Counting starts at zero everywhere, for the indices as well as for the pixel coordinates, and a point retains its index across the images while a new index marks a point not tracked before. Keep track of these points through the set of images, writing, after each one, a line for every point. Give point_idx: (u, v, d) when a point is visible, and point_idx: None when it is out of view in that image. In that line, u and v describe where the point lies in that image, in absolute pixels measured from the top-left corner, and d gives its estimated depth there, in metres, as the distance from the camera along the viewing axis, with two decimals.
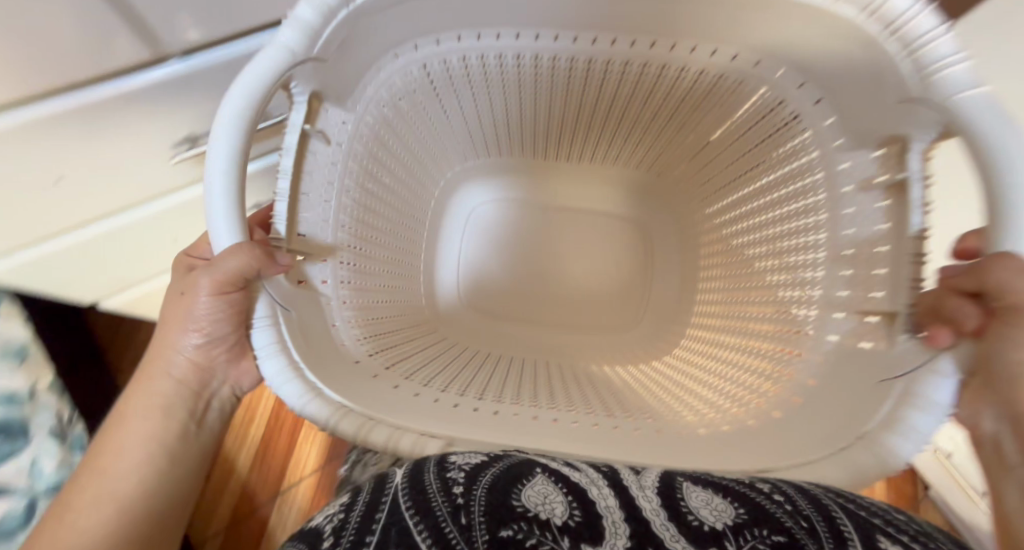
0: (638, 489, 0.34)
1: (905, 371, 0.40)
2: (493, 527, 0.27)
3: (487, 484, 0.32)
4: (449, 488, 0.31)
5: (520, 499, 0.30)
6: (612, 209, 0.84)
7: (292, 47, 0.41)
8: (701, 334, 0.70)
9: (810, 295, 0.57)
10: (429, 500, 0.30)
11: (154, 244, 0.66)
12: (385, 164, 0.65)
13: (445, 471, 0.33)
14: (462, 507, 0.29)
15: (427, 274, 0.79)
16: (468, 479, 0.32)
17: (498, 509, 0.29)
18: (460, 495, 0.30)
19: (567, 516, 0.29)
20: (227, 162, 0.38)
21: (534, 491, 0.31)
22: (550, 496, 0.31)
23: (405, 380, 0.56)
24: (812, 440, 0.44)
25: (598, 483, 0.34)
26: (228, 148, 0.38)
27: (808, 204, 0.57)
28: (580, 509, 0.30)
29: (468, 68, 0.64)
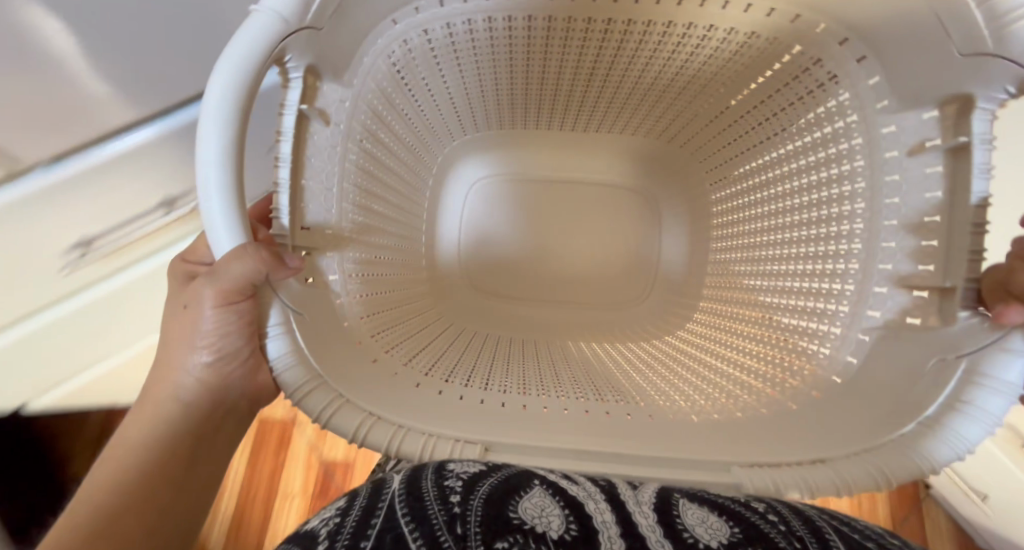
0: (634, 504, 0.30)
1: (968, 350, 0.38)
2: (490, 538, 0.23)
3: (484, 495, 0.29)
4: (445, 496, 0.28)
5: (516, 511, 0.26)
6: (618, 180, 0.79)
7: (284, 13, 0.36)
8: (721, 312, 0.66)
9: (843, 269, 0.53)
10: (426, 507, 0.27)
11: (85, 339, 0.62)
12: (385, 142, 0.59)
13: (441, 480, 0.31)
14: (458, 517, 0.26)
15: (428, 228, 0.74)
16: (464, 489, 0.29)
17: (493, 522, 0.25)
18: (456, 504, 0.27)
19: (564, 529, 0.25)
20: (218, 154, 0.33)
21: (531, 503, 0.28)
22: (547, 509, 0.27)
23: (427, 375, 0.53)
24: (864, 426, 0.42)
25: (595, 497, 0.31)
26: (218, 137, 0.33)
27: (842, 171, 0.54)
28: (576, 522, 0.26)
29: (473, 33, 0.58)
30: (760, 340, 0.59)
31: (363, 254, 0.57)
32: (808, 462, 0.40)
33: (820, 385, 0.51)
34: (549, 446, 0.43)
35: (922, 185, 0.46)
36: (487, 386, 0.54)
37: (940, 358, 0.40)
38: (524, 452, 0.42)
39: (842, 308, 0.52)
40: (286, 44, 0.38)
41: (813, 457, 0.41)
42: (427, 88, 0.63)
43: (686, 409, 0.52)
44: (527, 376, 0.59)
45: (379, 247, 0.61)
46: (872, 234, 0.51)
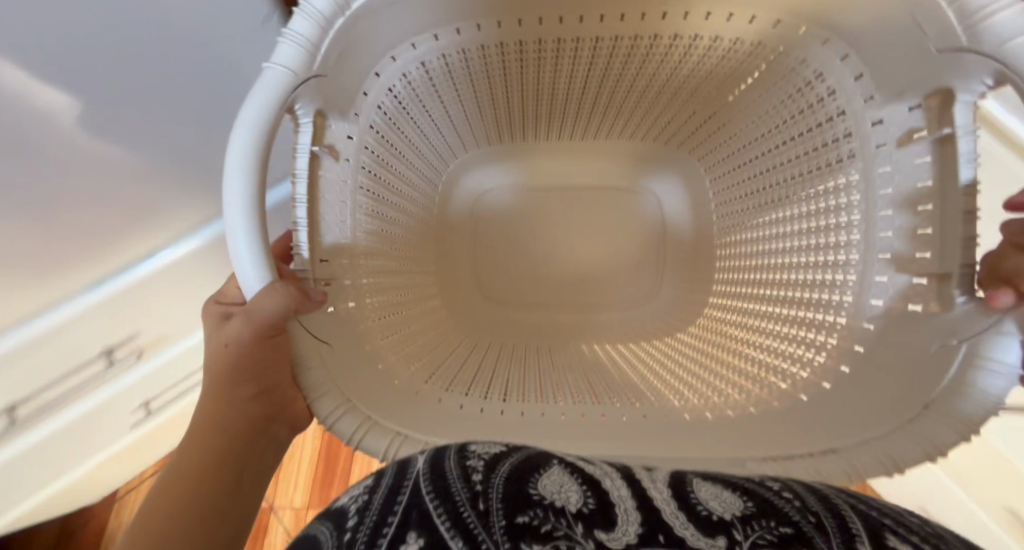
0: (652, 484, 0.31)
1: (967, 336, 0.39)
2: (511, 514, 0.23)
3: (506, 473, 0.29)
4: (467, 476, 0.28)
5: (536, 488, 0.26)
6: (620, 183, 0.79)
7: (293, 67, 0.40)
8: (728, 307, 0.67)
9: (844, 259, 0.55)
10: (449, 485, 0.27)
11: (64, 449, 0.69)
12: (392, 167, 0.62)
13: (463, 459, 0.30)
14: (480, 494, 0.26)
15: (445, 182, 0.77)
16: (485, 468, 0.29)
17: (513, 498, 0.25)
18: (478, 482, 0.27)
19: (583, 503, 0.25)
20: (245, 200, 0.36)
21: (550, 480, 0.28)
22: (565, 486, 0.27)
23: (448, 390, 0.56)
24: (867, 414, 0.44)
25: (613, 476, 0.31)
26: (243, 185, 0.35)
27: (836, 163, 0.55)
28: (594, 498, 0.26)
29: (467, 61, 0.61)
30: (768, 332, 0.60)
31: (378, 277, 0.59)
32: (817, 453, 0.42)
33: (829, 375, 0.51)
34: (567, 453, 0.45)
35: (912, 175, 0.48)
36: (505, 397, 0.57)
37: (942, 344, 0.42)
38: None
39: (845, 298, 0.54)
40: (297, 95, 0.42)
41: (822, 448, 0.43)
42: (429, 115, 0.66)
43: (699, 407, 0.54)
44: (543, 384, 0.61)
45: (393, 269, 0.63)
46: (868, 225, 0.53)
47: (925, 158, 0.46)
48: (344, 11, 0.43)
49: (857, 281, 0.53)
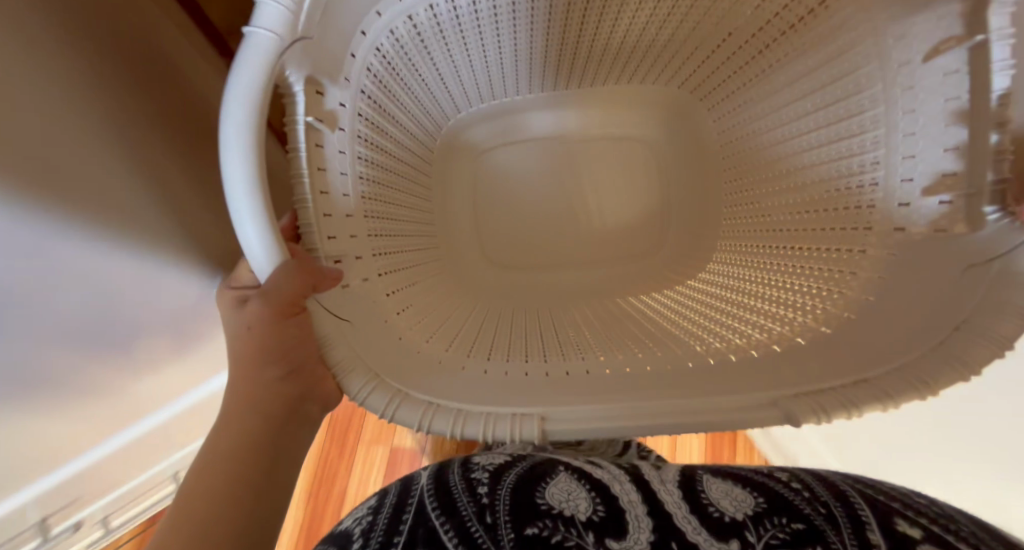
0: (658, 483, 0.34)
1: (995, 256, 0.41)
2: (519, 526, 0.28)
3: (511, 484, 0.34)
4: (473, 489, 0.34)
5: (544, 497, 0.31)
6: (623, 131, 0.75)
7: (278, 30, 0.37)
8: (739, 249, 0.65)
9: (866, 187, 0.53)
10: (455, 501, 0.33)
11: None
12: (385, 133, 0.59)
13: (468, 474, 0.37)
14: (487, 507, 0.31)
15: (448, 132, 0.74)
16: (490, 480, 0.35)
17: (519, 510, 0.30)
18: (484, 495, 0.33)
19: (591, 513, 0.29)
20: (246, 177, 0.34)
21: (557, 488, 0.32)
22: (574, 493, 0.32)
23: (471, 357, 0.56)
24: (896, 342, 0.44)
25: (620, 479, 0.35)
26: (242, 162, 0.34)
27: (855, 85, 0.52)
28: (603, 504, 0.30)
29: (456, 10, 0.58)
30: (784, 271, 0.58)
31: (387, 249, 0.58)
32: (849, 384, 0.42)
33: (852, 306, 0.50)
34: (597, 409, 0.45)
35: (939, 91, 0.46)
36: (527, 358, 0.57)
37: (969, 264, 0.42)
38: (576, 420, 0.45)
39: (865, 228, 0.53)
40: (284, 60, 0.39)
41: (853, 378, 0.42)
42: (422, 76, 0.62)
43: (722, 350, 0.54)
44: (562, 341, 0.62)
45: (399, 238, 0.62)
46: (891, 148, 0.50)
47: (957, 71, 0.44)
48: None
49: (880, 208, 0.51)
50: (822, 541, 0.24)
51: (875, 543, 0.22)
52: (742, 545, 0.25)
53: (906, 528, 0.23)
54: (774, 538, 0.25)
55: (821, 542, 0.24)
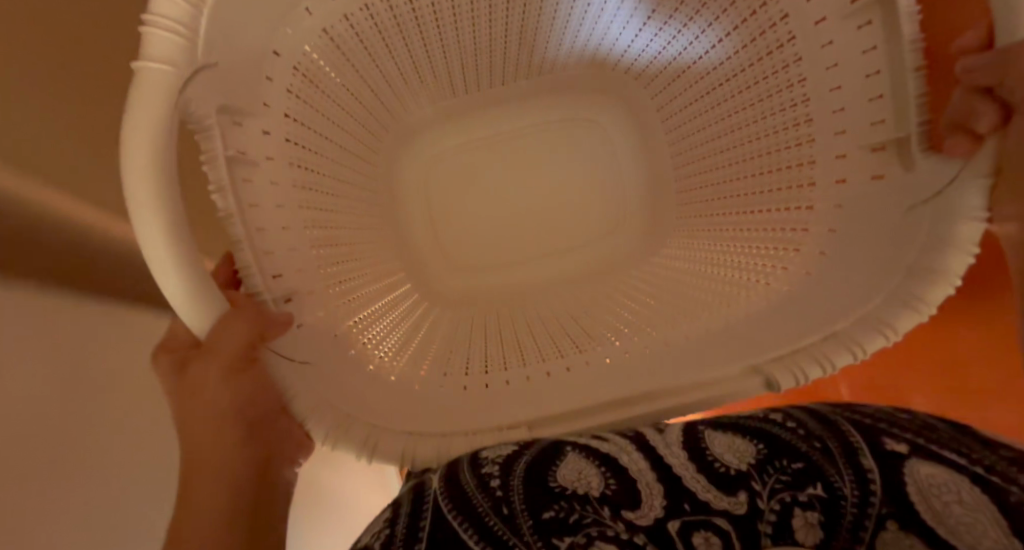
0: (664, 447, 0.36)
1: (932, 195, 0.42)
2: (537, 511, 0.30)
3: (523, 472, 0.34)
4: (484, 484, 0.33)
5: (557, 479, 0.33)
6: (563, 116, 0.74)
7: (170, 62, 0.34)
8: (693, 221, 0.66)
9: (804, 144, 0.54)
10: (470, 498, 0.31)
11: None
12: (319, 156, 0.56)
13: (479, 470, 0.35)
14: (502, 499, 0.31)
15: (392, 142, 0.71)
16: (501, 471, 0.34)
17: (538, 490, 0.32)
18: (496, 488, 0.32)
19: (604, 487, 0.33)
20: (161, 228, 0.30)
21: (569, 468, 0.34)
22: (585, 471, 0.34)
23: (450, 373, 0.54)
24: (848, 293, 0.46)
25: (627, 448, 0.36)
26: (153, 212, 0.30)
27: (778, 50, 0.54)
28: (614, 478, 0.33)
29: (376, 20, 0.56)
30: (738, 236, 0.60)
31: (342, 278, 0.55)
32: (819, 338, 0.45)
33: (809, 262, 0.52)
34: (583, 406, 0.47)
35: (851, 46, 0.47)
36: (505, 365, 0.56)
37: (908, 207, 0.44)
38: (563, 421, 0.46)
39: (811, 186, 0.54)
40: (186, 96, 0.36)
41: (822, 333, 0.45)
42: (345, 89, 0.58)
43: (695, 323, 0.56)
44: (539, 340, 0.61)
45: (353, 263, 0.58)
46: (820, 104, 0.52)
47: (868, 23, 0.45)
48: None
49: (818, 164, 0.53)
50: (822, 478, 0.29)
51: (869, 468, 0.28)
52: (750, 495, 0.31)
53: (893, 446, 0.28)
54: (778, 484, 0.30)
55: (822, 479, 0.29)
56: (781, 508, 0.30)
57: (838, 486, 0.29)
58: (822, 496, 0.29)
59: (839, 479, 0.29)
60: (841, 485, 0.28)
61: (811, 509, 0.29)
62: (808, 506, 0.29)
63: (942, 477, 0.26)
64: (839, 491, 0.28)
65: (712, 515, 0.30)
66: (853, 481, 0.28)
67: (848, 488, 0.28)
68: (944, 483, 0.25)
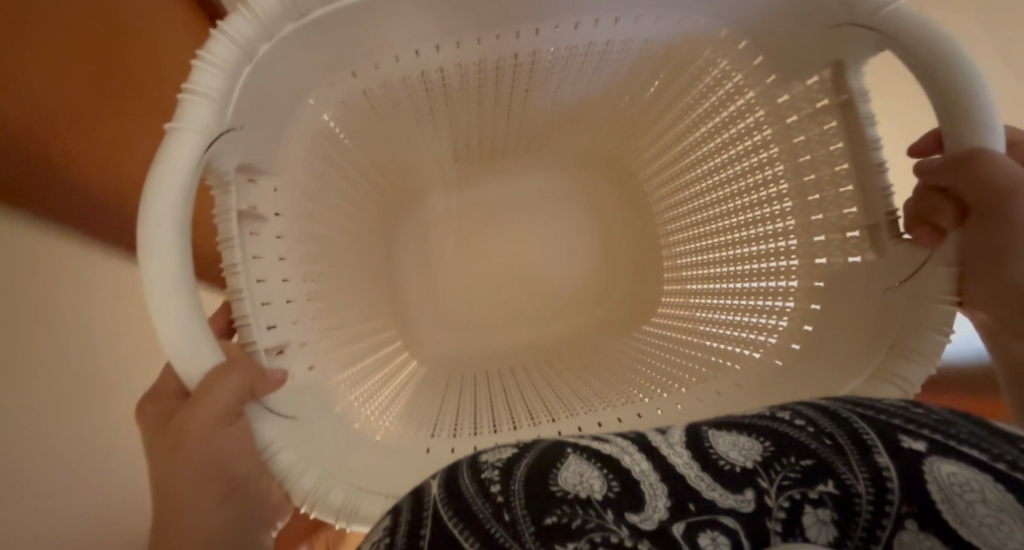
0: (667, 448, 0.32)
1: (906, 278, 0.45)
2: (538, 517, 0.24)
3: (524, 476, 0.28)
4: (486, 490, 0.27)
5: (557, 483, 0.27)
6: (557, 188, 0.80)
7: (207, 125, 0.37)
8: (682, 291, 0.69)
9: (786, 226, 0.57)
10: (471, 504, 0.26)
11: None
12: (323, 212, 0.58)
13: (478, 475, 0.30)
14: (504, 505, 0.26)
15: (397, 202, 0.75)
16: (502, 476, 0.29)
17: (537, 499, 0.26)
18: (497, 494, 0.27)
19: (607, 490, 0.27)
20: (177, 270, 0.32)
21: (568, 471, 0.29)
22: (586, 474, 0.28)
23: (436, 435, 0.52)
24: (838, 370, 0.48)
25: (629, 450, 0.32)
26: (174, 256, 0.32)
27: (756, 142, 0.59)
28: (617, 480, 0.28)
29: (391, 93, 0.58)
30: (727, 307, 0.62)
31: (335, 331, 0.55)
32: None
33: (795, 336, 0.54)
34: None
35: (821, 141, 0.52)
36: (495, 429, 0.54)
37: (885, 287, 0.47)
38: None
39: (792, 263, 0.57)
40: (212, 152, 0.38)
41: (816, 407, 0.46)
42: (356, 153, 0.62)
43: (687, 391, 0.56)
44: (531, 403, 0.60)
45: (343, 315, 0.59)
46: (798, 190, 0.56)
47: (833, 124, 0.51)
48: (254, 58, 0.41)
49: (799, 244, 0.56)
50: (833, 474, 0.26)
51: (884, 465, 0.25)
52: (757, 492, 0.26)
53: (911, 444, 0.25)
54: (787, 480, 0.26)
55: (832, 476, 0.26)
56: (791, 505, 0.25)
57: (850, 482, 0.25)
58: (834, 493, 0.25)
59: (851, 475, 0.25)
60: (853, 481, 0.25)
61: (823, 507, 0.25)
62: (820, 503, 0.25)
63: (965, 476, 0.22)
64: (851, 488, 0.25)
65: (718, 514, 0.25)
66: (867, 478, 0.25)
67: (862, 485, 0.25)
68: (966, 481, 0.22)
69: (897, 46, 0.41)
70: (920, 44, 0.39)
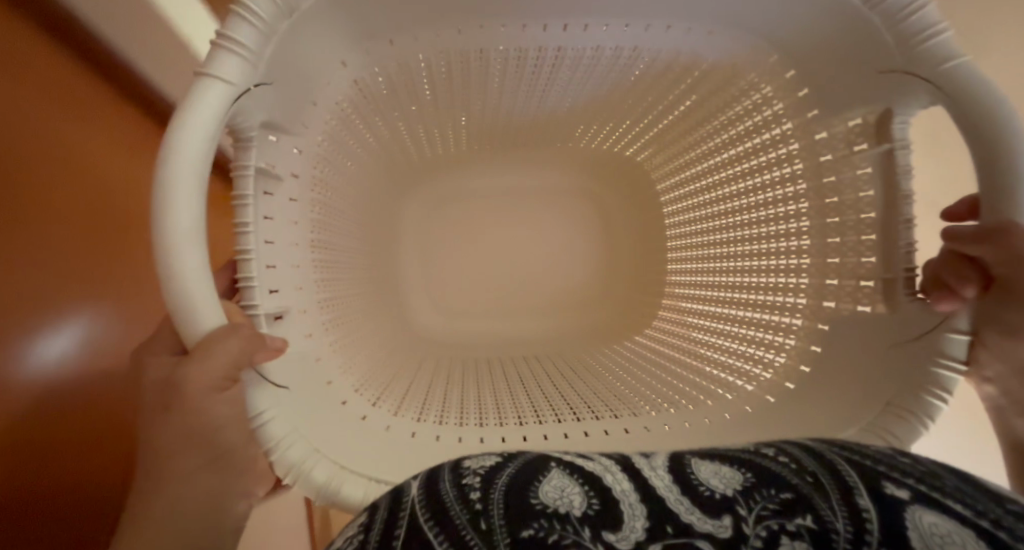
0: (649, 470, 0.32)
1: (914, 337, 0.44)
2: (515, 528, 0.25)
3: (505, 486, 0.29)
4: (464, 496, 0.28)
5: (538, 496, 0.28)
6: (574, 188, 0.79)
7: (234, 79, 0.35)
8: (682, 310, 0.69)
9: (800, 263, 0.57)
10: (447, 507, 0.27)
11: None
12: (336, 180, 0.57)
13: (459, 479, 0.30)
14: (482, 512, 0.26)
15: (412, 178, 0.74)
16: (483, 484, 0.29)
17: (516, 510, 0.26)
18: (476, 501, 0.27)
19: (587, 506, 0.27)
20: (196, 231, 0.31)
21: (550, 485, 0.29)
22: (567, 489, 0.29)
23: (420, 421, 0.52)
24: (831, 415, 0.48)
25: (612, 469, 0.32)
26: (196, 217, 0.31)
27: (783, 174, 0.58)
28: (597, 496, 0.28)
29: (426, 70, 0.56)
30: (727, 334, 0.62)
31: (334, 302, 0.55)
32: None
33: (791, 375, 0.54)
34: None
35: (850, 185, 0.51)
36: (481, 422, 0.54)
37: (891, 343, 0.47)
38: None
39: (800, 300, 0.56)
40: (238, 106, 0.37)
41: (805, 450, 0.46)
42: (379, 124, 0.60)
43: (676, 413, 0.56)
44: (519, 402, 0.59)
45: (343, 287, 0.58)
46: (819, 229, 0.55)
47: (867, 170, 0.49)
48: (291, 15, 0.39)
49: (809, 283, 0.56)
50: (813, 511, 0.25)
51: (865, 508, 0.24)
52: (735, 519, 0.26)
53: (894, 491, 0.25)
54: (766, 511, 0.26)
55: (811, 511, 0.25)
56: (768, 535, 0.25)
57: (829, 521, 0.24)
58: (812, 528, 0.24)
59: (831, 513, 0.25)
60: (832, 520, 0.24)
61: (800, 539, 0.24)
62: (797, 535, 0.24)
63: (948, 529, 0.22)
64: (829, 525, 0.24)
65: (694, 538, 0.25)
66: (846, 518, 0.24)
67: (840, 522, 0.24)
68: (949, 534, 0.21)
69: (948, 102, 0.40)
70: (976, 106, 0.38)
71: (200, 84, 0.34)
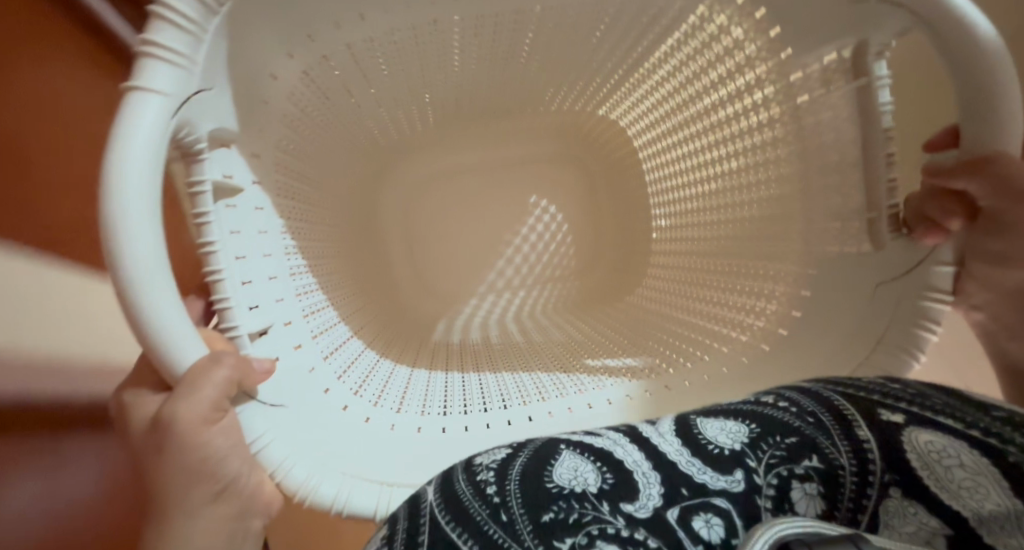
0: (657, 437, 0.32)
1: (903, 273, 0.46)
2: (535, 515, 0.24)
3: (520, 473, 0.28)
4: (480, 491, 0.27)
5: (552, 479, 0.27)
6: (549, 154, 0.77)
7: (168, 91, 0.32)
8: (670, 266, 0.68)
9: (783, 209, 0.57)
10: (467, 508, 0.26)
11: None
12: (298, 178, 0.54)
13: (474, 477, 0.29)
14: (501, 506, 0.26)
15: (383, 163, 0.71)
16: (497, 477, 0.28)
17: (533, 494, 0.26)
18: (493, 495, 0.27)
19: (601, 482, 0.27)
20: (156, 261, 0.29)
21: (563, 467, 0.29)
22: (580, 468, 0.28)
23: (424, 414, 0.52)
24: (828, 353, 0.50)
25: (621, 442, 0.32)
26: (154, 246, 0.29)
27: (762, 120, 0.57)
28: (610, 470, 0.28)
29: (377, 50, 0.52)
30: (716, 286, 0.62)
31: (319, 305, 0.53)
32: None
33: (784, 321, 0.54)
34: None
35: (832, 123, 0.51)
36: (485, 406, 0.54)
37: (874, 283, 0.48)
38: None
39: (786, 246, 0.56)
40: (180, 121, 0.34)
41: None
42: (339, 113, 0.57)
43: (674, 373, 0.57)
44: (518, 380, 0.58)
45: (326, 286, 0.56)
46: (801, 173, 0.55)
47: (845, 108, 0.48)
48: (220, 11, 0.36)
49: (796, 228, 0.55)
50: (818, 449, 0.26)
51: (866, 439, 0.26)
52: (746, 472, 0.26)
53: (890, 417, 0.27)
54: (774, 458, 0.26)
55: (818, 452, 0.26)
56: (780, 482, 0.25)
57: (834, 456, 0.26)
58: (820, 467, 0.25)
59: (835, 450, 0.26)
60: (838, 456, 0.25)
61: (809, 481, 0.25)
62: (806, 477, 0.25)
63: (942, 443, 0.23)
64: (835, 461, 0.25)
65: (710, 495, 0.25)
66: (850, 453, 0.25)
67: (845, 457, 0.25)
68: (944, 448, 0.23)
69: (926, 31, 0.38)
70: (954, 34, 0.36)
71: (133, 98, 0.31)
